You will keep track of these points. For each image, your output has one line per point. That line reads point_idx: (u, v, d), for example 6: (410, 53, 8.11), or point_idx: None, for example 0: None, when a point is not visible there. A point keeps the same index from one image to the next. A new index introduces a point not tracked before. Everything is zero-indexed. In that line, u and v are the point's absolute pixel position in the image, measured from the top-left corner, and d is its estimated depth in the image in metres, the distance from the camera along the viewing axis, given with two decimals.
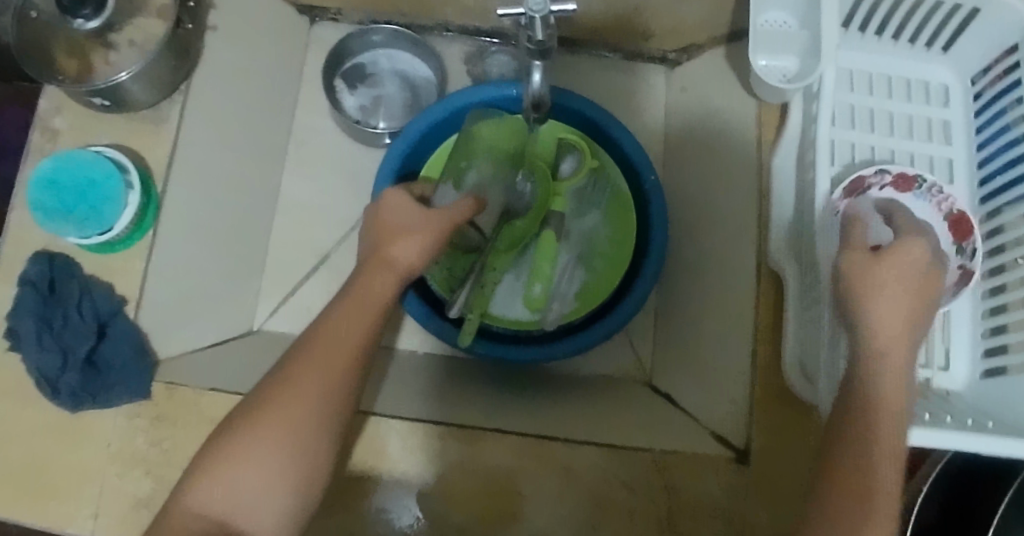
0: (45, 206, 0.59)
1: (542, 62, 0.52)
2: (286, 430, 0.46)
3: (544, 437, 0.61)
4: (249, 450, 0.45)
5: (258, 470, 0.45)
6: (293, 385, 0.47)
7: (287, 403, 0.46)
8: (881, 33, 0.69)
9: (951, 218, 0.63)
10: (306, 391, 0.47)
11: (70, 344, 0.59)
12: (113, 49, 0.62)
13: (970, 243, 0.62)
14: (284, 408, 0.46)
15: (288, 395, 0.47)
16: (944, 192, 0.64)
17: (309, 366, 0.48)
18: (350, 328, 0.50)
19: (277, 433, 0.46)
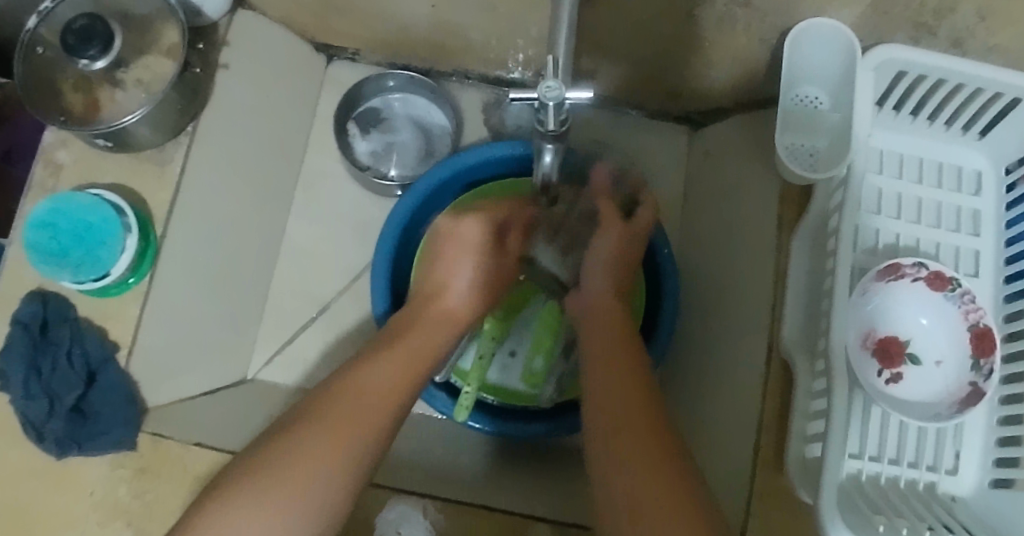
0: (41, 249, 0.57)
1: (555, 145, 0.49)
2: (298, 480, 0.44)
3: (532, 517, 0.59)
4: (298, 454, 0.44)
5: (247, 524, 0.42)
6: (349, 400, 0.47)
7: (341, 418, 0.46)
8: (915, 114, 0.66)
9: (975, 331, 0.61)
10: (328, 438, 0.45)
11: (58, 390, 0.58)
12: (119, 87, 0.60)
13: (989, 362, 0.60)
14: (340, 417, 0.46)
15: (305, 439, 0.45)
16: (976, 303, 0.61)
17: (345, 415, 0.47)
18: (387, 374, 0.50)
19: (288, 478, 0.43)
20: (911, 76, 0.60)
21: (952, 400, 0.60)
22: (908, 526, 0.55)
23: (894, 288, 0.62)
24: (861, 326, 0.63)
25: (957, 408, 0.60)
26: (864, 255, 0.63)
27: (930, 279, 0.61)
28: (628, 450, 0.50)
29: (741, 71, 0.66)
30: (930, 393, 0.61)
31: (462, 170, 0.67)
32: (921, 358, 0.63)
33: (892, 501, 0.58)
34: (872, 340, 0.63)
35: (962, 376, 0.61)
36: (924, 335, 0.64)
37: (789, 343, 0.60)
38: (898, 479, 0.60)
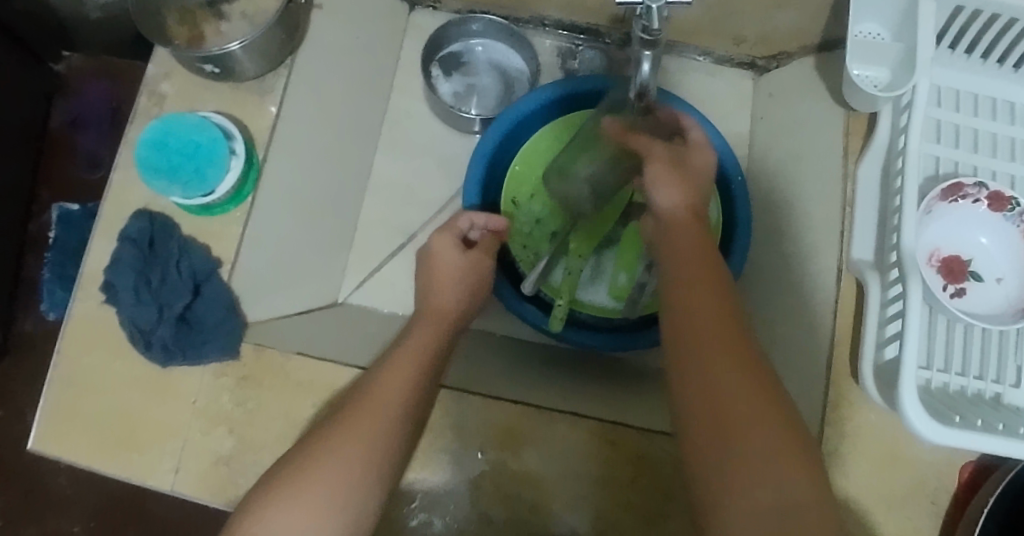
0: (153, 166, 0.61)
1: (652, 53, 0.54)
2: (334, 471, 0.47)
3: (615, 423, 0.63)
4: (294, 511, 0.45)
5: (295, 529, 0.45)
6: (330, 452, 0.47)
7: (329, 473, 0.47)
8: (970, 52, 0.69)
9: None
10: (349, 444, 0.48)
11: (166, 299, 0.61)
12: (224, 20, 0.65)
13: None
14: (320, 478, 0.46)
15: (331, 446, 0.48)
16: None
17: (359, 426, 0.49)
18: (400, 381, 0.52)
19: (323, 471, 0.47)
20: (968, 10, 0.64)
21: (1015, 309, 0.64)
22: (981, 421, 0.59)
23: (953, 209, 0.66)
24: (927, 246, 0.66)
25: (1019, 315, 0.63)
26: (926, 180, 0.66)
27: (989, 199, 0.65)
28: (733, 382, 0.45)
29: (805, 12, 0.70)
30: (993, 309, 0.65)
31: (543, 102, 0.71)
32: (983, 275, 0.66)
33: (961, 404, 0.61)
34: (936, 259, 0.67)
35: (1022, 288, 0.65)
36: (984, 255, 0.67)
37: (859, 262, 0.64)
38: (964, 390, 0.63)
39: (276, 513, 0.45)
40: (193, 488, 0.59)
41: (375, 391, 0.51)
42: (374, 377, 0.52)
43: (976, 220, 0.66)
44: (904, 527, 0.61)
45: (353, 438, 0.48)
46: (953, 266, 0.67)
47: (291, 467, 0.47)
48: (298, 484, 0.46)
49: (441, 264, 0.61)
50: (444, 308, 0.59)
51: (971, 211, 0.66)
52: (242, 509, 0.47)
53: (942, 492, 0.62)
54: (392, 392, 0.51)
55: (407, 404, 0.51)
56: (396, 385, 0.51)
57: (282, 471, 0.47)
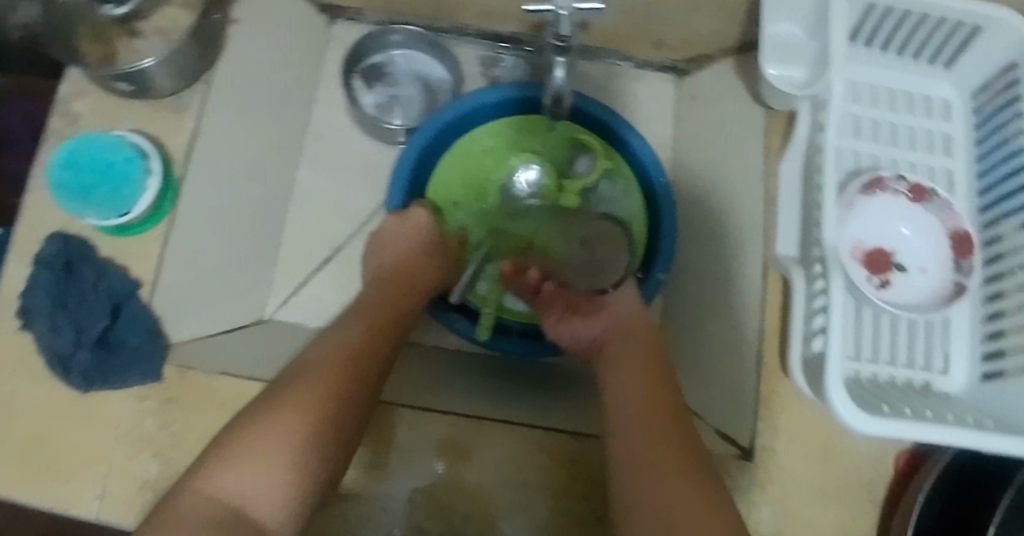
0: (67, 187, 0.60)
1: (565, 59, 0.55)
2: (306, 404, 0.50)
3: (549, 431, 0.63)
4: (270, 437, 0.47)
5: (268, 463, 0.46)
6: (295, 397, 0.50)
7: (305, 405, 0.50)
8: (886, 48, 0.71)
9: (954, 237, 0.66)
10: (321, 385, 0.51)
11: (84, 323, 0.59)
12: (137, 37, 0.64)
13: (969, 262, 0.65)
14: (295, 409, 0.49)
15: (306, 386, 0.51)
16: (953, 210, 0.66)
17: (332, 370, 0.53)
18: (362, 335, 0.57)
19: (298, 406, 0.49)
20: (879, 7, 0.65)
21: (940, 299, 0.65)
22: (909, 410, 0.59)
23: (874, 202, 0.67)
24: (851, 239, 0.67)
25: (944, 305, 0.64)
26: (847, 175, 0.68)
27: (910, 191, 0.67)
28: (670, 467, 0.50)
29: (722, 14, 0.71)
30: (920, 302, 0.65)
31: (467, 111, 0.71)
32: (907, 266, 0.67)
33: (892, 394, 0.62)
34: (860, 252, 0.68)
35: (945, 278, 0.66)
36: (907, 246, 0.67)
37: (784, 258, 0.65)
38: (893, 379, 0.64)
39: (245, 453, 0.46)
40: (119, 516, 0.57)
41: (325, 352, 0.54)
42: (341, 333, 0.57)
43: (899, 212, 0.68)
44: (842, 517, 0.62)
45: (311, 385, 0.51)
46: (878, 258, 0.68)
47: (266, 403, 0.50)
48: (261, 427, 0.48)
49: (387, 246, 0.65)
50: (412, 277, 0.65)
51: (892, 204, 0.67)
52: (210, 452, 0.47)
53: (878, 481, 0.63)
54: (356, 345, 0.56)
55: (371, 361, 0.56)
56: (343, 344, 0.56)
57: (247, 421, 0.48)
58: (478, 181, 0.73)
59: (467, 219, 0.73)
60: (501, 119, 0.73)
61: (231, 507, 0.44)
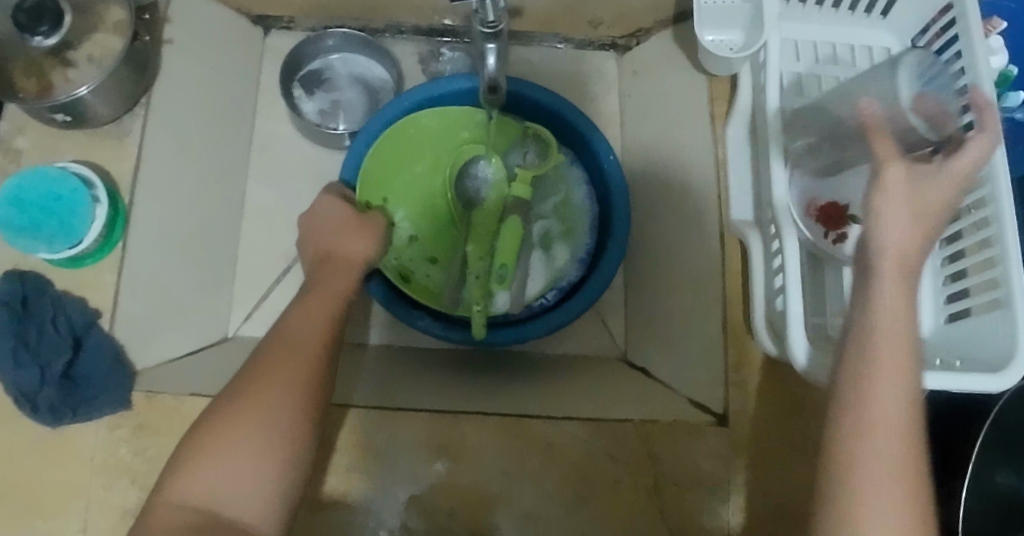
0: (13, 225, 0.59)
1: (495, 45, 0.54)
2: (269, 395, 0.47)
3: (523, 416, 0.63)
4: (238, 431, 0.45)
5: (239, 459, 0.44)
6: (259, 390, 0.47)
7: (268, 395, 0.47)
8: (821, 3, 0.70)
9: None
10: (282, 372, 0.48)
11: (47, 359, 0.58)
12: (71, 67, 0.62)
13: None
14: (259, 401, 0.46)
15: (268, 374, 0.48)
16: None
17: (290, 354, 0.49)
18: (318, 315, 0.53)
19: (262, 396, 0.46)
20: None
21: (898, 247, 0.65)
22: None
23: None
24: (801, 196, 0.68)
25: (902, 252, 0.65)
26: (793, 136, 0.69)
27: None
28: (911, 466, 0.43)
29: None
30: None
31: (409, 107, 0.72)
32: None
33: None
34: (814, 208, 0.68)
35: None
36: None
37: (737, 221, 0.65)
38: None
39: (212, 462, 0.44)
40: None
41: (280, 335, 0.50)
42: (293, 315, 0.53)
43: None
44: None
45: (267, 375, 0.48)
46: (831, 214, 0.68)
47: (231, 399, 0.47)
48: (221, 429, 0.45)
49: (326, 221, 0.61)
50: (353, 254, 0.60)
51: None
52: (183, 453, 0.46)
53: None
54: (313, 325, 0.52)
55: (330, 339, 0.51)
56: (302, 323, 0.51)
57: (208, 424, 0.46)
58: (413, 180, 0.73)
59: (407, 220, 0.73)
60: (425, 111, 0.72)
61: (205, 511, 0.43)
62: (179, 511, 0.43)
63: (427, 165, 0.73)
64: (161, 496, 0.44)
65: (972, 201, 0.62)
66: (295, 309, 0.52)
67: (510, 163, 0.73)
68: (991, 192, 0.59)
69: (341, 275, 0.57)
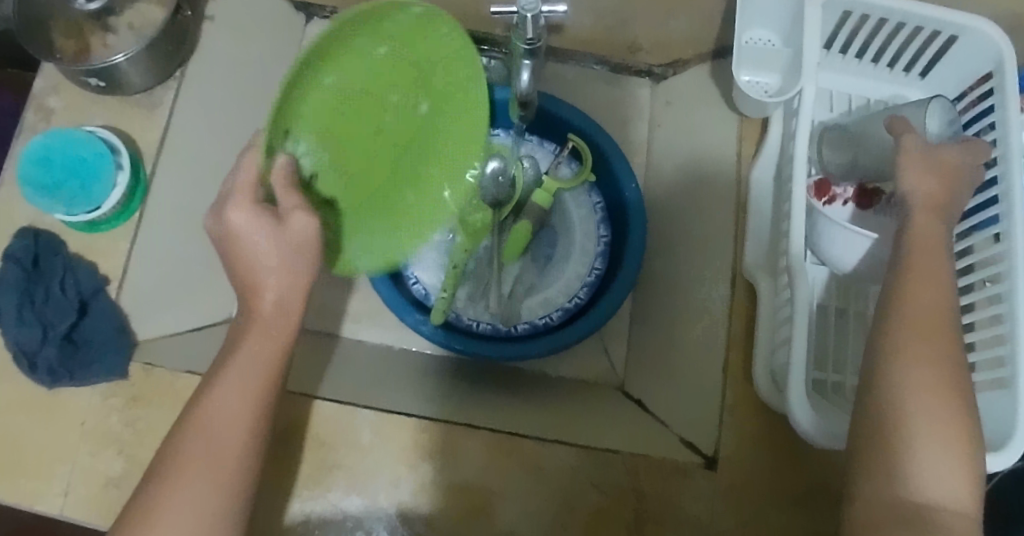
0: (37, 183, 0.59)
1: (531, 61, 0.54)
2: (183, 498, 0.43)
3: (515, 434, 0.63)
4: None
5: None
6: (173, 491, 0.43)
7: (179, 499, 0.43)
8: (862, 57, 0.70)
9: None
10: (198, 465, 0.44)
11: (51, 319, 0.59)
12: (111, 32, 0.63)
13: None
14: (172, 505, 0.43)
15: (185, 464, 0.44)
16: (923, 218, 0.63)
17: (208, 441, 0.45)
18: (243, 386, 0.46)
19: (175, 499, 0.43)
20: (856, 15, 0.65)
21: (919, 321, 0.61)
22: None
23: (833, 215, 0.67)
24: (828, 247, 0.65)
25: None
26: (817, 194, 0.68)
27: (858, 196, 0.66)
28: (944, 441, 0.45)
29: (699, 19, 0.71)
30: None
31: None
32: None
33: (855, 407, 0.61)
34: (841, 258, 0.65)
35: None
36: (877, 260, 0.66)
37: (750, 265, 0.64)
38: None
39: None
40: (83, 512, 0.57)
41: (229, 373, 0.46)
42: (212, 384, 0.46)
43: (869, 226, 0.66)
44: None
45: (224, 431, 0.45)
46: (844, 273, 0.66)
47: (145, 495, 0.44)
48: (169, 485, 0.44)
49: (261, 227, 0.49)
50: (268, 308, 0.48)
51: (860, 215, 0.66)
52: None
53: None
54: (234, 397, 0.46)
55: (260, 409, 0.46)
56: (260, 360, 0.47)
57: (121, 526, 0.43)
58: (395, 128, 0.60)
59: (316, 146, 0.55)
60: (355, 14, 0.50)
61: None
62: None
63: (401, 97, 0.58)
64: None
65: (989, 275, 0.61)
66: (250, 347, 0.47)
67: (520, 163, 0.73)
68: (1007, 267, 0.58)
69: (265, 329, 0.47)
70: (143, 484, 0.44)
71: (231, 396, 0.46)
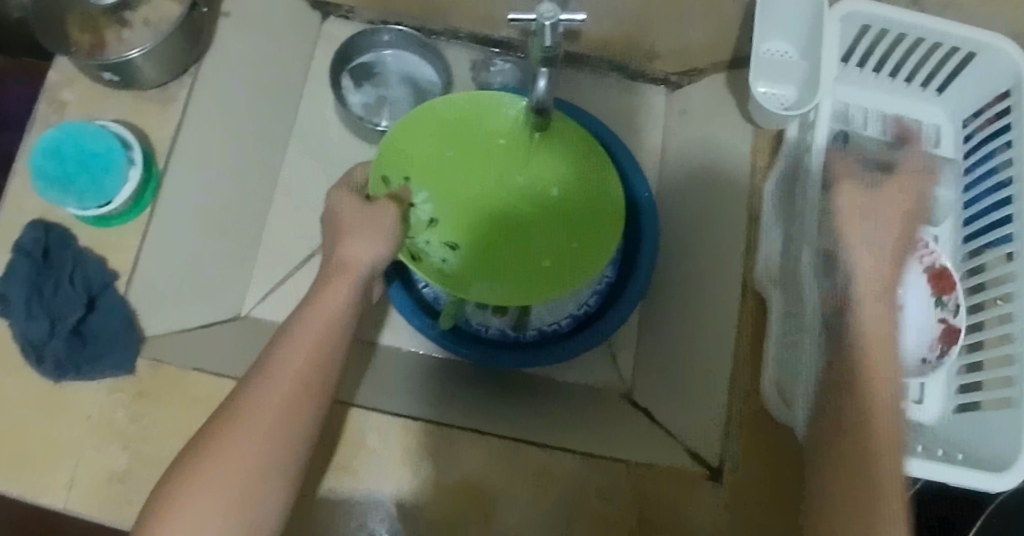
0: (45, 175, 0.59)
1: (548, 69, 0.52)
2: (249, 435, 0.46)
3: (521, 441, 0.63)
4: (210, 475, 0.45)
5: (209, 498, 0.45)
6: (242, 424, 0.47)
7: (244, 434, 0.46)
8: (879, 70, 0.70)
9: (932, 271, 0.62)
10: (266, 405, 0.47)
11: (59, 312, 0.58)
12: (126, 27, 0.63)
13: (952, 297, 0.62)
14: (237, 441, 0.46)
15: (252, 403, 0.47)
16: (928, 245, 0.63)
17: (277, 382, 0.48)
18: (311, 336, 0.50)
19: (241, 435, 0.46)
20: (875, 29, 0.65)
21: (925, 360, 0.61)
22: None
23: None
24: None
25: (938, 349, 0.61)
26: None
27: None
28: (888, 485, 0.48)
29: (716, 29, 0.71)
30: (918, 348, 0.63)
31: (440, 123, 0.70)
32: None
33: None
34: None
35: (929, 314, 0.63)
36: None
37: (762, 278, 0.64)
38: None
39: (187, 495, 0.44)
40: (86, 506, 0.57)
41: (273, 370, 0.49)
42: (286, 332, 0.50)
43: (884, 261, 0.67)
44: None
45: (273, 394, 0.48)
46: None
47: (216, 427, 0.47)
48: (193, 474, 0.45)
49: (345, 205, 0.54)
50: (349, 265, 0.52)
51: None
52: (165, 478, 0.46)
53: None
54: (303, 345, 0.49)
55: (328, 354, 0.50)
56: (326, 314, 0.51)
57: (188, 456, 0.46)
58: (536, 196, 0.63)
59: (439, 201, 0.62)
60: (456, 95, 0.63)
61: None
62: None
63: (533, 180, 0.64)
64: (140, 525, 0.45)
65: (1000, 294, 0.61)
66: (320, 300, 0.51)
67: None
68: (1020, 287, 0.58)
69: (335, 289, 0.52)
70: (208, 420, 0.48)
71: (300, 346, 0.49)
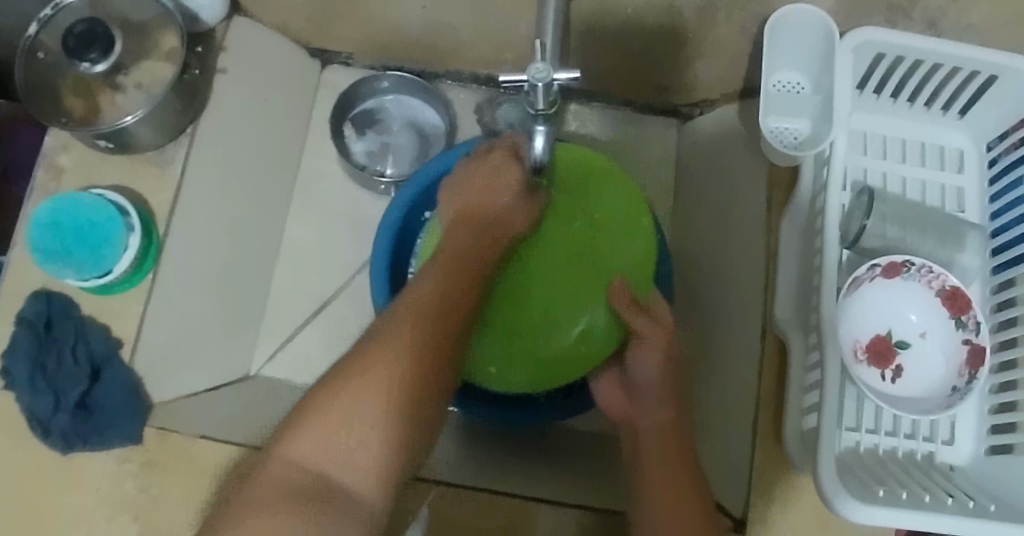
0: (44, 247, 0.58)
1: (545, 127, 0.48)
2: (380, 380, 0.48)
3: (535, 498, 0.60)
4: (336, 420, 0.46)
5: (327, 429, 0.46)
6: (375, 357, 0.49)
7: (366, 384, 0.48)
8: (896, 96, 0.68)
9: (944, 294, 0.64)
10: (386, 364, 0.49)
11: (63, 387, 0.58)
12: (120, 91, 0.61)
13: (971, 316, 0.62)
14: (360, 390, 0.48)
15: (370, 365, 0.49)
16: (934, 271, 0.64)
17: (396, 335, 0.50)
18: (433, 294, 0.54)
19: (364, 388, 0.48)
20: (891, 56, 0.62)
21: (955, 389, 0.61)
22: (907, 492, 0.55)
23: (861, 297, 0.64)
24: (849, 341, 0.64)
25: (967, 374, 0.61)
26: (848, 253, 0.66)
27: (885, 269, 0.64)
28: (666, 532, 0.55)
29: (722, 60, 0.70)
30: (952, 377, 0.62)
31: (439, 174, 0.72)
32: (907, 340, 0.65)
33: (890, 470, 0.58)
34: (862, 350, 0.65)
35: (953, 337, 0.63)
36: (902, 323, 0.65)
37: (781, 319, 0.60)
38: (895, 450, 0.61)
39: (336, 405, 0.47)
40: None
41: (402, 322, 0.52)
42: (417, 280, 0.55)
43: (897, 295, 0.65)
44: None
45: (391, 353, 0.49)
46: (881, 348, 0.65)
47: (329, 380, 0.49)
48: (329, 417, 0.47)
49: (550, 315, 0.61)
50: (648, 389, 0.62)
51: (889, 285, 0.65)
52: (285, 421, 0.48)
53: None
54: (425, 304, 0.53)
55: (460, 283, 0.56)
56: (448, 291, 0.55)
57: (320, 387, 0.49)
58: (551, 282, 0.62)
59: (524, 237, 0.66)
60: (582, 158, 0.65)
61: (320, 477, 0.45)
62: (288, 469, 0.45)
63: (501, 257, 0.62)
64: (272, 455, 0.46)
65: None
66: (437, 271, 0.55)
67: None
68: None
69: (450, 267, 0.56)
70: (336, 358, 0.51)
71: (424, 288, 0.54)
